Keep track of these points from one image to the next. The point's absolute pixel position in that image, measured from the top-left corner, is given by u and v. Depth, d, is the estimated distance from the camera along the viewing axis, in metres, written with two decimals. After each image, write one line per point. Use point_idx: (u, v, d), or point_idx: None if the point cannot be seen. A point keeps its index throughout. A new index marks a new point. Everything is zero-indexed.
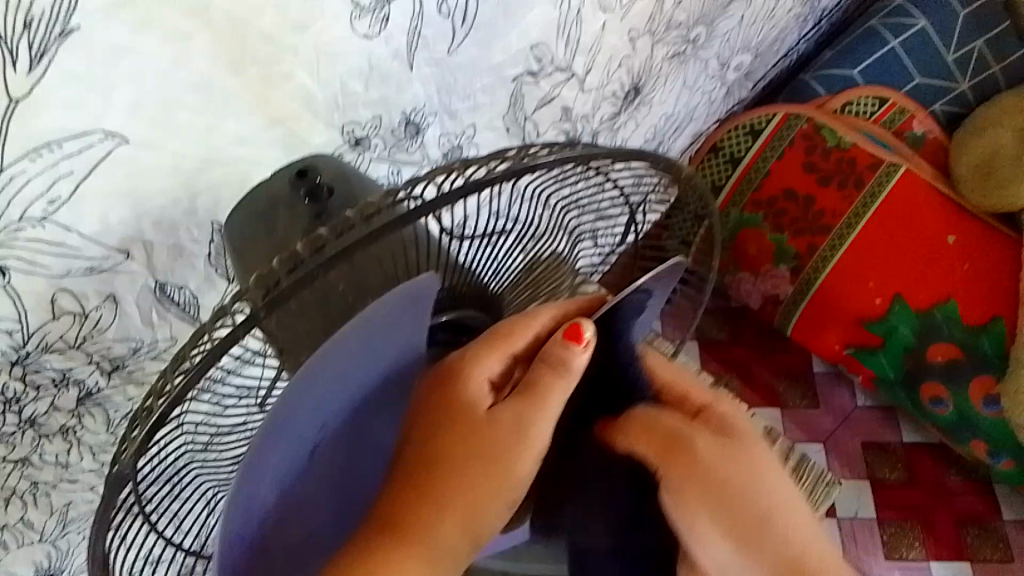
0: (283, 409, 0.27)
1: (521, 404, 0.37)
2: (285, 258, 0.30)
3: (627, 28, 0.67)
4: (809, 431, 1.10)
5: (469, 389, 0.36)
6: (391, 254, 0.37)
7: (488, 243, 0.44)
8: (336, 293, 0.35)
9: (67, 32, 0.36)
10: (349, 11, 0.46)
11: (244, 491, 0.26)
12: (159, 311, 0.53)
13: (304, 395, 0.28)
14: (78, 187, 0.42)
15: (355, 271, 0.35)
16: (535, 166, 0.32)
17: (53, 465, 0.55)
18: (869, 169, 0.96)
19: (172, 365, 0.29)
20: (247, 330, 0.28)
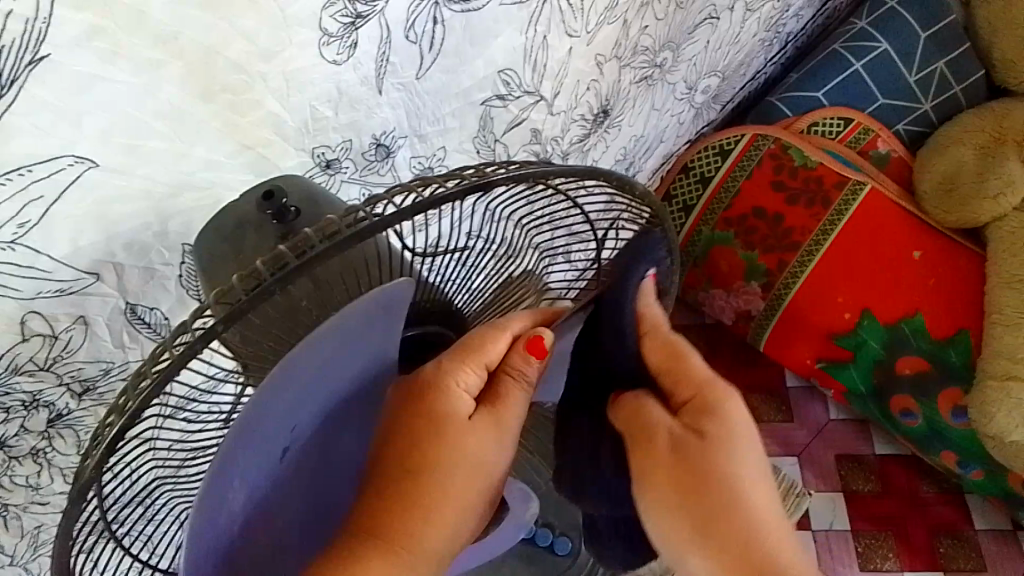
0: (256, 407, 0.28)
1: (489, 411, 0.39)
2: (244, 276, 0.31)
3: (593, 53, 0.68)
4: (785, 445, 1.11)
5: (450, 397, 0.37)
6: (353, 268, 0.39)
7: (455, 261, 0.45)
8: (302, 307, 0.37)
9: (37, 60, 0.37)
10: (318, 38, 0.48)
11: (214, 488, 0.27)
12: (131, 333, 0.53)
13: (270, 395, 0.29)
14: (48, 210, 0.43)
15: (318, 285, 0.37)
16: (488, 183, 0.34)
17: (24, 488, 0.55)
18: (835, 187, 0.97)
19: (132, 381, 0.30)
20: (206, 343, 0.29)
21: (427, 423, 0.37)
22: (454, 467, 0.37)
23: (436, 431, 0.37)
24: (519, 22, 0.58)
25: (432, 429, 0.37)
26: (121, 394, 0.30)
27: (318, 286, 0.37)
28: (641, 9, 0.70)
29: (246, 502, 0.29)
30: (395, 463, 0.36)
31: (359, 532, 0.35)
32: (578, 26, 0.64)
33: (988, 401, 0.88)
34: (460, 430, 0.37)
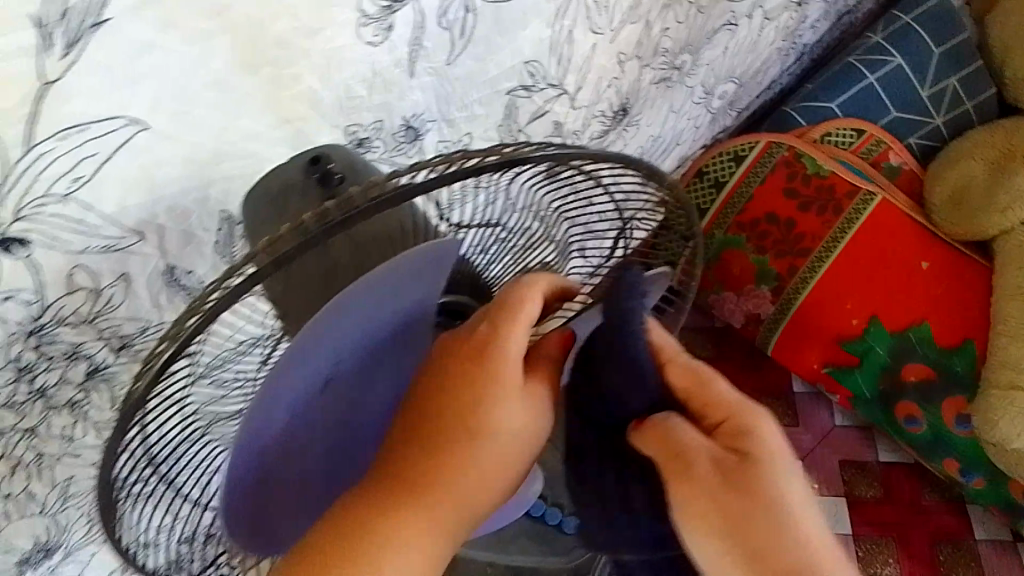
0: (302, 347, 0.32)
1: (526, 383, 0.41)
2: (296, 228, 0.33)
3: (615, 51, 0.71)
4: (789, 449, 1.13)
5: (499, 355, 0.38)
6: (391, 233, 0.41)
7: (482, 236, 0.47)
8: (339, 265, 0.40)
9: (99, 24, 0.40)
10: (356, 20, 0.50)
11: (258, 413, 0.31)
12: (168, 294, 0.56)
13: (319, 337, 0.32)
14: (100, 168, 0.46)
15: (356, 244, 0.40)
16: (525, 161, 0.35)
17: (59, 437, 0.58)
18: (846, 196, 0.99)
19: (183, 313, 0.31)
20: (252, 285, 0.30)
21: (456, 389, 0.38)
22: (487, 434, 0.38)
23: (469, 394, 0.38)
24: (545, 15, 0.61)
25: (470, 390, 0.38)
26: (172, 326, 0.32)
27: (356, 246, 0.40)
28: (663, 11, 0.72)
29: (285, 432, 0.33)
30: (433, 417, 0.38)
31: (389, 481, 0.37)
32: (602, 23, 0.67)
33: (990, 410, 0.90)
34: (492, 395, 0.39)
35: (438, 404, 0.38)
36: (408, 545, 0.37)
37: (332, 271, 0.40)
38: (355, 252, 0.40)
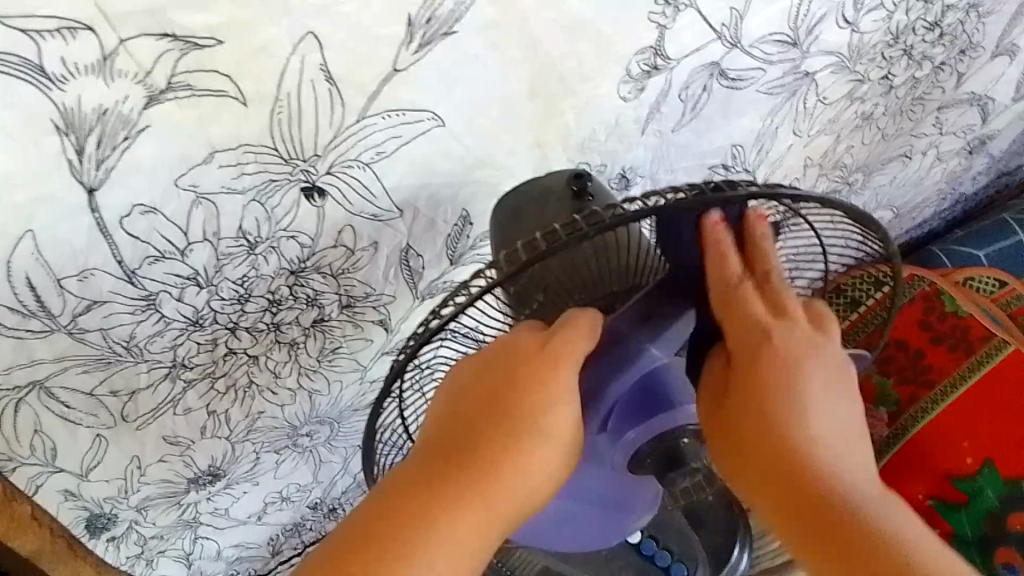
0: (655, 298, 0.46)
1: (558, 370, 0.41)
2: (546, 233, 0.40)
3: (804, 155, 0.82)
4: None
5: (541, 354, 0.41)
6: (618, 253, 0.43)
7: None
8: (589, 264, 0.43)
9: (448, 33, 0.50)
10: (622, 76, 0.60)
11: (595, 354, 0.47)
12: (396, 271, 0.66)
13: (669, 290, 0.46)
14: (399, 148, 0.55)
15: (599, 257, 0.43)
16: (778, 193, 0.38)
17: (269, 372, 0.67)
18: (980, 339, 1.04)
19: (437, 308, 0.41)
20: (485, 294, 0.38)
21: (509, 400, 0.41)
22: (528, 423, 0.41)
23: (521, 412, 0.41)
24: (762, 111, 0.72)
25: (519, 380, 0.41)
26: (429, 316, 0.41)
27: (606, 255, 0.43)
28: (854, 130, 0.83)
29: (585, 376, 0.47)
30: (489, 395, 0.42)
31: (446, 455, 0.41)
32: (804, 128, 0.78)
33: None
34: (547, 410, 0.41)
35: (502, 385, 0.42)
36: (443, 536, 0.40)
37: (576, 269, 0.43)
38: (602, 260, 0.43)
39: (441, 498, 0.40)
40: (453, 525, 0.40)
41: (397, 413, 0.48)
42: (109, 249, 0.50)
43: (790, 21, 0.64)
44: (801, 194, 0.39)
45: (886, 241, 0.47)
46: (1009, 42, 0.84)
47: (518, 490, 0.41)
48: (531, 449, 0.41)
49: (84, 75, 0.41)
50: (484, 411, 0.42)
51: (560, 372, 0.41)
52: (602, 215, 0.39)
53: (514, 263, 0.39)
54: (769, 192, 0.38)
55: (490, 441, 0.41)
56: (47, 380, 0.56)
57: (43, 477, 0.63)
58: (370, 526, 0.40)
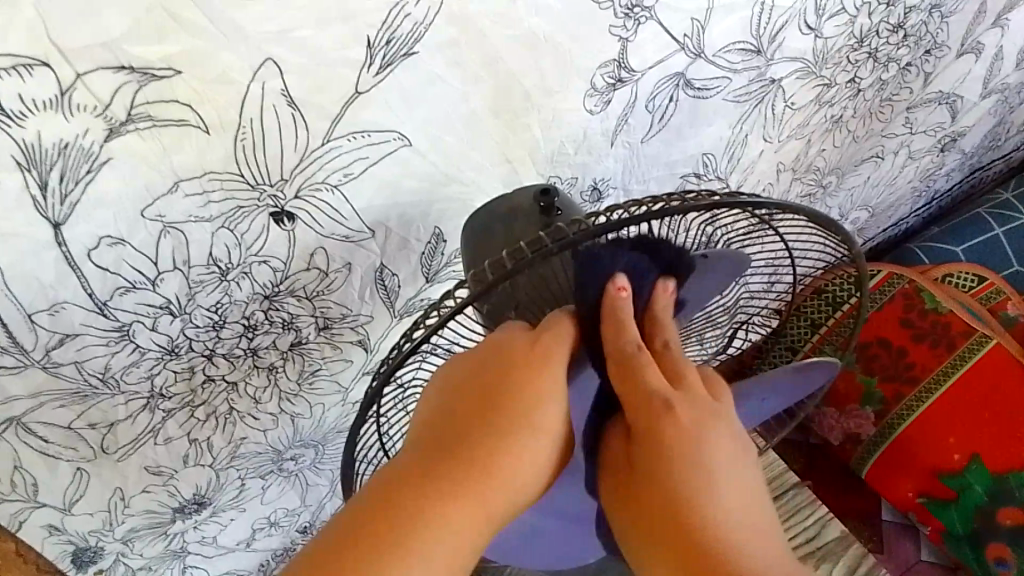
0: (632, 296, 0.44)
1: (541, 368, 0.40)
2: (512, 251, 0.40)
3: (776, 160, 0.82)
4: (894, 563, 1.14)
5: (524, 354, 0.40)
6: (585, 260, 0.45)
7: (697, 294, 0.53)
8: (558, 276, 0.44)
9: (408, 54, 0.50)
10: (586, 90, 0.61)
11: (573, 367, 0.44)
12: (372, 291, 0.66)
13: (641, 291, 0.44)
14: (366, 169, 0.56)
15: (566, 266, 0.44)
16: (737, 200, 0.39)
17: (249, 397, 0.67)
18: (961, 335, 1.04)
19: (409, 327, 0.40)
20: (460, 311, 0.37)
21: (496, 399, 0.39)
22: (514, 423, 0.39)
23: (507, 412, 0.39)
24: (730, 119, 0.73)
25: (502, 379, 0.39)
26: (402, 336, 0.40)
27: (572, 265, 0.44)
28: (824, 134, 0.84)
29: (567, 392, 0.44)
30: (469, 396, 0.40)
31: (425, 456, 0.38)
32: (774, 134, 0.78)
33: None
34: (535, 409, 0.39)
35: (483, 384, 0.39)
36: (427, 544, 0.36)
37: (550, 284, 0.44)
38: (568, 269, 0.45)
39: (425, 505, 0.37)
40: (438, 534, 0.37)
41: (376, 438, 0.48)
42: (79, 282, 0.50)
43: (752, 29, 0.65)
44: (759, 200, 0.39)
45: (848, 243, 0.47)
46: (974, 40, 0.85)
47: (505, 495, 0.39)
48: (517, 450, 0.38)
49: (44, 111, 0.41)
50: (465, 412, 0.39)
51: (545, 371, 0.40)
52: (566, 228, 0.40)
53: (482, 281, 0.39)
54: (730, 200, 0.39)
55: (473, 442, 0.38)
56: (23, 415, 0.56)
57: (25, 513, 0.63)
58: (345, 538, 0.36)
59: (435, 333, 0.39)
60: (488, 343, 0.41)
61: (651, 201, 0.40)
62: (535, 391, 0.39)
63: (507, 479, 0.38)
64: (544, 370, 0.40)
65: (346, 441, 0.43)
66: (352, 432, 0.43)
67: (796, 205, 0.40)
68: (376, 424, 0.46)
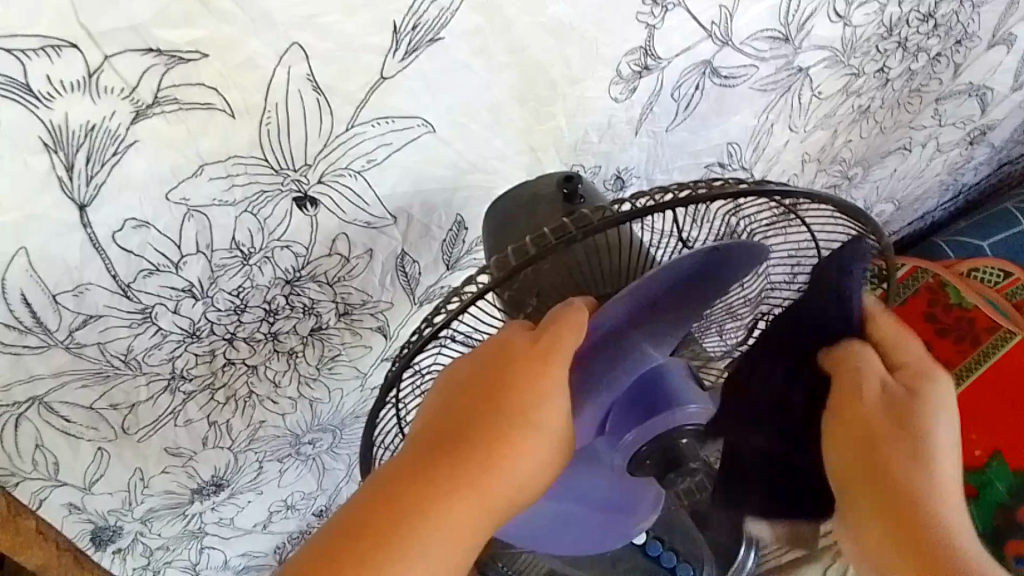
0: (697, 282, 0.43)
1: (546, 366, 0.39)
2: (535, 238, 0.40)
3: (801, 150, 0.81)
4: None
5: (528, 351, 0.39)
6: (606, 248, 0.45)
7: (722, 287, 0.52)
8: (578, 263, 0.44)
9: (434, 40, 0.50)
10: (612, 77, 0.60)
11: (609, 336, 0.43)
12: (392, 278, 0.66)
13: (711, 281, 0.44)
14: (390, 156, 0.55)
15: (587, 253, 0.44)
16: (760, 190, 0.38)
17: (268, 381, 0.67)
18: (986, 330, 1.04)
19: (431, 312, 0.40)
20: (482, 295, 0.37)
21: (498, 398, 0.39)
22: (518, 420, 0.38)
23: (511, 409, 0.38)
24: (756, 109, 0.72)
25: (506, 376, 0.39)
26: (422, 321, 0.40)
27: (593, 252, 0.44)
28: (851, 124, 0.82)
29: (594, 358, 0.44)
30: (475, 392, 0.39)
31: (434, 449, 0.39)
32: (799, 124, 0.77)
33: None
34: (539, 405, 0.39)
35: (488, 381, 0.39)
36: (433, 536, 0.37)
37: (571, 273, 0.45)
38: (590, 256, 0.45)
39: (430, 498, 0.37)
40: (445, 525, 0.37)
41: (396, 428, 0.48)
42: (103, 264, 0.50)
43: (781, 17, 0.64)
44: (782, 191, 0.38)
45: (876, 238, 0.46)
46: (1006, 30, 0.83)
47: (510, 488, 0.39)
48: (521, 446, 0.38)
49: (72, 92, 0.41)
50: (471, 408, 0.39)
51: (550, 369, 0.39)
52: (590, 215, 0.40)
53: (504, 269, 0.39)
54: (753, 189, 0.38)
55: (478, 437, 0.38)
56: (46, 395, 0.56)
57: (47, 491, 0.64)
58: (351, 534, 0.37)
59: (455, 320, 0.39)
60: (496, 339, 0.41)
61: (676, 191, 0.40)
62: (539, 389, 0.39)
63: (512, 475, 0.38)
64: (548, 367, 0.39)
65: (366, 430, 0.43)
66: (372, 420, 0.43)
67: (823, 194, 0.40)
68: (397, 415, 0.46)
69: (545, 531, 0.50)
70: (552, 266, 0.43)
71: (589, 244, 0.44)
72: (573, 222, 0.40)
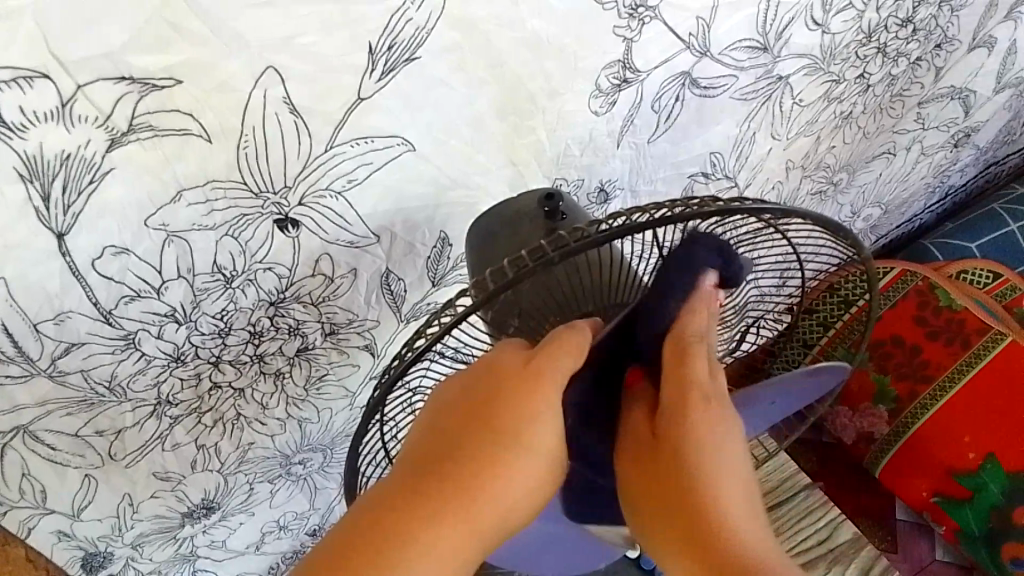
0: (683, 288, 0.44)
1: (537, 383, 0.37)
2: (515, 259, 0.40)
3: (785, 157, 0.82)
4: (906, 560, 1.14)
5: (523, 368, 0.38)
6: (586, 266, 0.45)
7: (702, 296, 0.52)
8: (559, 282, 0.44)
9: (410, 59, 0.50)
10: (591, 91, 0.60)
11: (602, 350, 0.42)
12: (378, 296, 0.66)
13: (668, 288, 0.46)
14: (370, 175, 0.55)
15: (567, 272, 0.44)
16: (739, 207, 0.38)
17: (256, 403, 0.67)
18: (976, 332, 1.03)
19: (411, 338, 0.39)
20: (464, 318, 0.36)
21: (487, 417, 0.37)
22: (512, 439, 0.36)
23: (502, 427, 0.36)
24: (737, 118, 0.72)
25: (498, 395, 0.37)
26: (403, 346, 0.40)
27: (573, 271, 0.44)
28: (834, 130, 0.83)
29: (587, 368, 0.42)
30: (465, 411, 0.37)
31: (422, 471, 0.36)
32: (782, 131, 0.78)
33: None
34: (533, 423, 0.37)
35: (481, 399, 0.37)
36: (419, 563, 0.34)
37: (552, 291, 0.44)
38: (570, 274, 0.44)
39: (416, 522, 0.35)
40: (433, 552, 0.34)
41: (382, 455, 0.47)
42: (83, 292, 0.50)
43: (759, 26, 0.64)
44: (761, 205, 0.38)
45: (856, 244, 0.46)
46: (986, 33, 0.83)
47: (503, 512, 0.36)
48: (513, 467, 0.36)
49: (45, 122, 0.41)
50: (460, 429, 0.37)
51: (545, 388, 0.37)
52: (569, 235, 0.39)
53: (485, 290, 0.39)
54: (731, 205, 0.38)
55: (467, 458, 0.36)
56: (30, 424, 0.56)
57: (35, 519, 0.63)
58: (332, 565, 0.34)
59: (436, 345, 0.38)
60: (488, 360, 0.39)
61: (655, 209, 0.39)
62: (531, 407, 0.37)
63: (504, 497, 0.36)
64: (544, 386, 0.37)
65: (349, 460, 0.43)
66: (355, 449, 0.42)
67: (801, 208, 0.39)
68: (382, 442, 0.46)
69: (533, 551, 0.49)
70: (533, 286, 0.43)
71: (568, 263, 0.44)
72: (553, 242, 0.39)
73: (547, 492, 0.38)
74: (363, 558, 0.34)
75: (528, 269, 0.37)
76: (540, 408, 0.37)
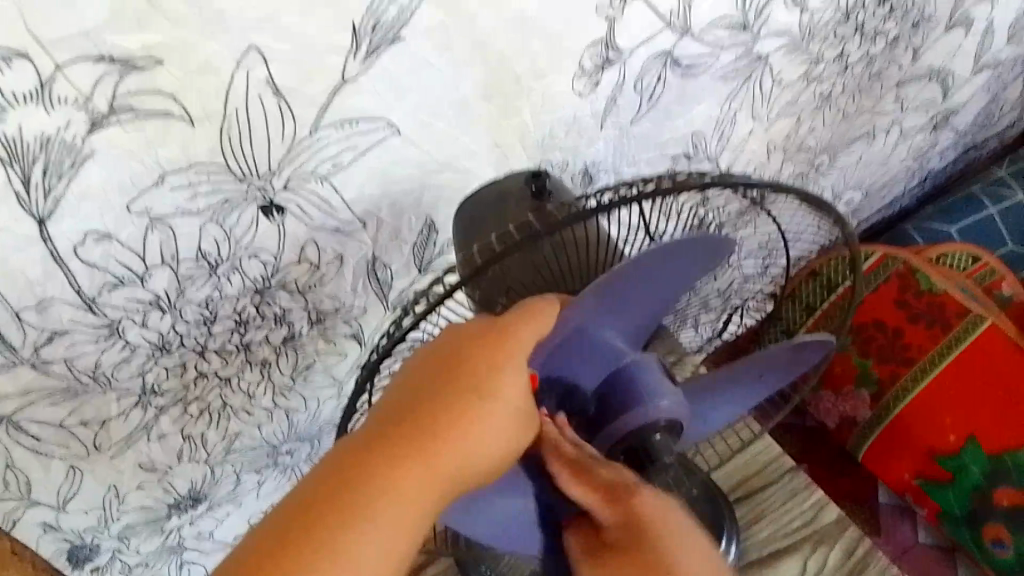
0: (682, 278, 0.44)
1: (499, 338, 0.37)
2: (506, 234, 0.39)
3: (766, 139, 0.82)
4: (888, 539, 1.16)
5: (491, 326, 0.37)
6: (573, 244, 0.44)
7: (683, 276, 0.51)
8: (544, 260, 0.44)
9: (395, 39, 0.50)
10: (574, 72, 0.60)
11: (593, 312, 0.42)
12: (366, 283, 0.66)
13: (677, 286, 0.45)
14: (356, 158, 0.55)
15: (552, 251, 0.44)
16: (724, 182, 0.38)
17: (242, 392, 0.67)
18: (958, 315, 1.04)
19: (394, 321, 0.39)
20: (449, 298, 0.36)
21: (451, 372, 0.37)
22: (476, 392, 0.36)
23: (466, 382, 0.36)
24: (719, 97, 0.72)
25: (467, 351, 0.37)
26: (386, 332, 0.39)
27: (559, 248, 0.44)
28: (814, 111, 0.83)
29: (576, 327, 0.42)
30: (436, 368, 0.37)
31: (387, 423, 0.36)
32: (763, 113, 0.78)
33: None
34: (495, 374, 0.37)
35: (450, 356, 0.37)
36: (379, 509, 0.33)
37: (538, 269, 0.44)
38: (555, 251, 0.44)
39: (382, 471, 0.34)
40: (393, 498, 0.33)
41: None
42: (66, 279, 0.49)
43: (739, 4, 0.64)
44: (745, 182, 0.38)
45: (833, 213, 0.45)
46: (963, 14, 0.84)
47: (469, 462, 0.36)
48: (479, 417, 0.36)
49: (25, 104, 0.40)
50: (428, 383, 0.37)
51: (509, 341, 0.37)
52: (556, 212, 0.40)
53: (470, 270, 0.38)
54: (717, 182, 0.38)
55: (433, 409, 0.36)
56: (14, 414, 0.55)
57: (20, 511, 0.63)
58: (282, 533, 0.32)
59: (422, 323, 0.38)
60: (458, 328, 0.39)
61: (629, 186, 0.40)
62: (490, 363, 0.37)
63: (470, 446, 0.36)
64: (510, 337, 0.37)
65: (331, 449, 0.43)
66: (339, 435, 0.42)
67: (783, 184, 0.40)
68: None
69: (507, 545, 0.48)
70: (519, 265, 0.43)
71: (554, 242, 0.43)
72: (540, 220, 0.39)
73: (510, 448, 0.38)
74: (332, 504, 0.33)
75: (515, 244, 0.37)
76: (502, 363, 0.37)
